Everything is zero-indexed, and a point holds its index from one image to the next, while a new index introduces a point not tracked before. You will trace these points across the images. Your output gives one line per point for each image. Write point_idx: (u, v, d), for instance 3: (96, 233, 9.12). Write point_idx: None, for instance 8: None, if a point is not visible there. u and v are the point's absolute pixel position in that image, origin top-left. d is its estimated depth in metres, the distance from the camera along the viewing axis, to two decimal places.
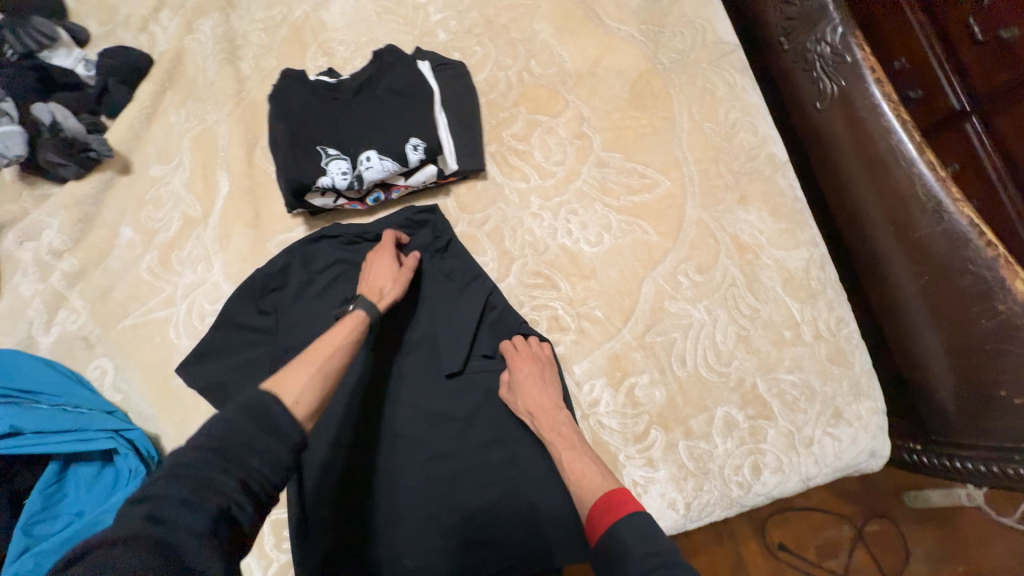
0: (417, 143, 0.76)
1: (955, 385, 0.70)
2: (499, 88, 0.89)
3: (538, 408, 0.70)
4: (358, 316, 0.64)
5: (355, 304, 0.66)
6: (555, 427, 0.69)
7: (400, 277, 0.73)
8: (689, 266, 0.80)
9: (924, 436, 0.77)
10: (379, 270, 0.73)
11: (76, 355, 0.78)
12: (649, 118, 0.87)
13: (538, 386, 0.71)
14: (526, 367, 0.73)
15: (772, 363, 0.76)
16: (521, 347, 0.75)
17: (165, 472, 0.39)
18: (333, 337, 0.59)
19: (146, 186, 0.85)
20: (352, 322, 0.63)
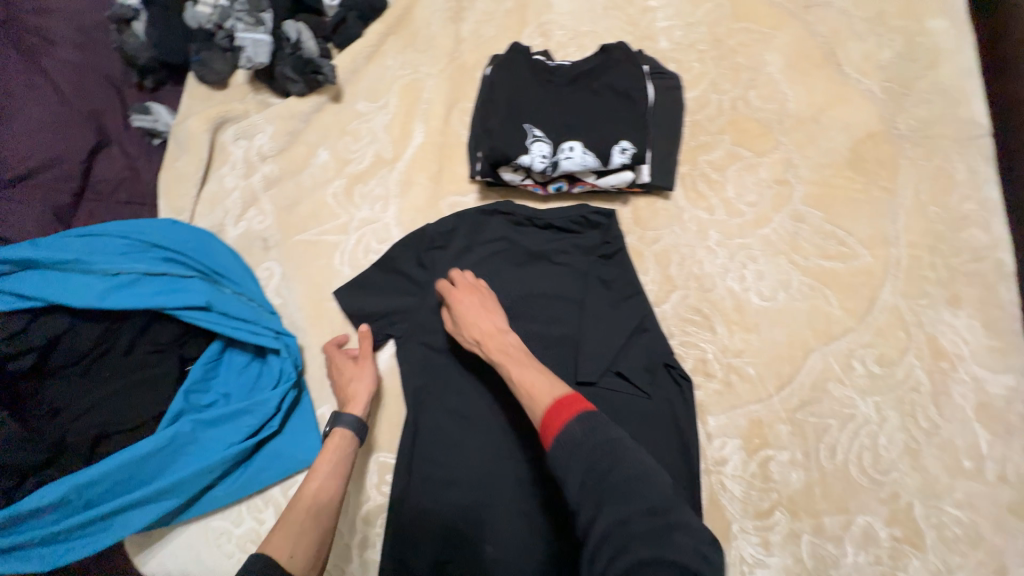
0: (625, 146, 0.74)
1: None
2: (708, 110, 0.85)
3: (484, 329, 0.67)
4: (343, 432, 0.68)
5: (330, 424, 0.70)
6: (501, 346, 0.65)
7: (361, 368, 0.74)
8: (869, 353, 0.73)
9: None
10: (343, 378, 0.74)
11: (253, 253, 0.84)
12: (866, 183, 0.79)
13: (479, 314, 0.69)
14: (466, 299, 0.71)
15: (938, 490, 0.68)
16: (459, 282, 0.73)
17: None
18: (317, 472, 0.64)
19: (351, 118, 0.90)
20: (336, 445, 0.67)
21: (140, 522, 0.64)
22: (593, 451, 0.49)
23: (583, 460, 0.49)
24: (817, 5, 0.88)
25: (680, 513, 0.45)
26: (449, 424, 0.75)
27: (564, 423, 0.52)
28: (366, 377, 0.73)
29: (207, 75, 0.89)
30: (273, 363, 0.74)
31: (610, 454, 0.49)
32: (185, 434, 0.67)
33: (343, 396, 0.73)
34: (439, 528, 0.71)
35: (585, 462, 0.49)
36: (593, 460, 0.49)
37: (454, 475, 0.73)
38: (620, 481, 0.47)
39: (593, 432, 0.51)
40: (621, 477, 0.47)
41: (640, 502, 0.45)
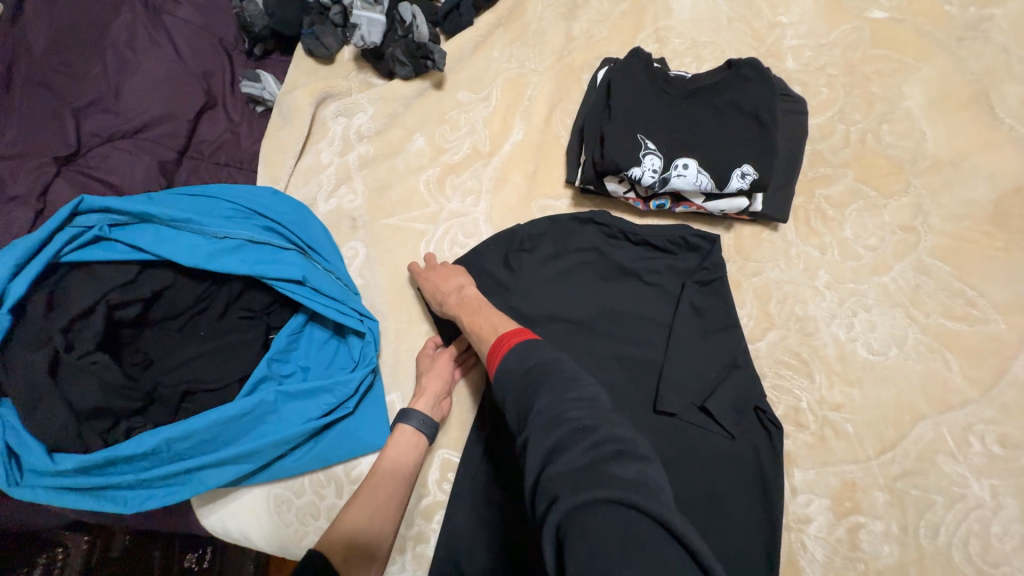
0: (746, 171, 0.70)
1: None
2: (833, 140, 0.78)
3: (458, 290, 0.72)
4: (406, 426, 0.69)
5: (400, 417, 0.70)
6: (460, 301, 0.70)
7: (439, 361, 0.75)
8: (990, 431, 0.66)
9: None
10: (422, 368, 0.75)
11: (341, 230, 0.85)
12: (1006, 243, 0.71)
13: (447, 276, 0.75)
14: (434, 265, 0.77)
15: None
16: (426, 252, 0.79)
17: None
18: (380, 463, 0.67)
19: (451, 106, 0.88)
20: (400, 439, 0.69)
21: (217, 481, 0.65)
22: (528, 387, 0.49)
23: (517, 393, 0.50)
24: (972, 38, 0.80)
25: (611, 434, 0.42)
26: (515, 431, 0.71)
27: (500, 359, 0.56)
28: (438, 373, 0.73)
29: (316, 49, 0.90)
30: (355, 344, 0.74)
31: (537, 380, 0.49)
32: (268, 403, 0.68)
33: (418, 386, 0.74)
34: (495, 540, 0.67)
35: (528, 399, 0.48)
36: (532, 392, 0.49)
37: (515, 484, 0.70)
38: (549, 405, 0.45)
39: (530, 366, 0.52)
40: (548, 401, 0.46)
41: (567, 424, 0.43)
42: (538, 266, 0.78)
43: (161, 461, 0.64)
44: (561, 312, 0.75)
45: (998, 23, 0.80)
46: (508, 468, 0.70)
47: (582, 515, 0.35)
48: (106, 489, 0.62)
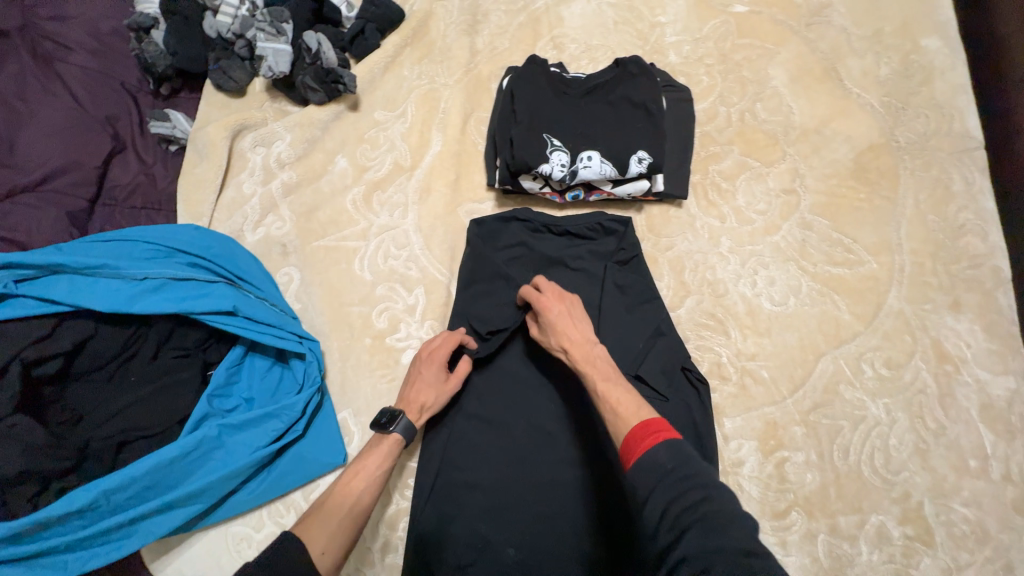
0: (642, 156, 0.77)
1: None
2: (717, 121, 0.87)
3: (580, 339, 0.66)
4: (395, 439, 0.66)
5: (396, 419, 0.67)
6: (589, 357, 0.64)
7: (446, 388, 0.72)
8: (877, 356, 0.75)
9: None
10: (425, 380, 0.72)
11: (272, 258, 0.86)
12: (868, 194, 0.82)
13: (569, 324, 0.68)
14: (555, 307, 0.69)
15: (947, 489, 0.70)
16: (546, 289, 0.71)
17: None
18: (364, 471, 0.63)
19: (369, 126, 0.91)
20: (385, 449, 0.66)
21: (166, 527, 0.63)
22: (676, 480, 0.46)
23: (666, 492, 0.46)
24: (818, 23, 0.92)
25: (772, 562, 0.41)
26: (471, 429, 0.76)
27: (648, 449, 0.50)
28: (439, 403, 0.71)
29: (226, 83, 0.90)
30: (297, 367, 0.75)
31: (686, 483, 0.46)
32: (212, 438, 0.67)
33: (410, 397, 0.71)
34: (462, 536, 0.72)
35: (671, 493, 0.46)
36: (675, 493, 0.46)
37: (478, 478, 0.74)
38: (707, 517, 0.43)
39: (683, 469, 0.47)
40: (697, 506, 0.44)
41: (731, 544, 0.41)
42: (482, 259, 0.79)
43: (103, 516, 0.62)
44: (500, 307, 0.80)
45: (836, 8, 0.92)
46: (468, 465, 0.75)
47: None
48: (42, 556, 0.60)
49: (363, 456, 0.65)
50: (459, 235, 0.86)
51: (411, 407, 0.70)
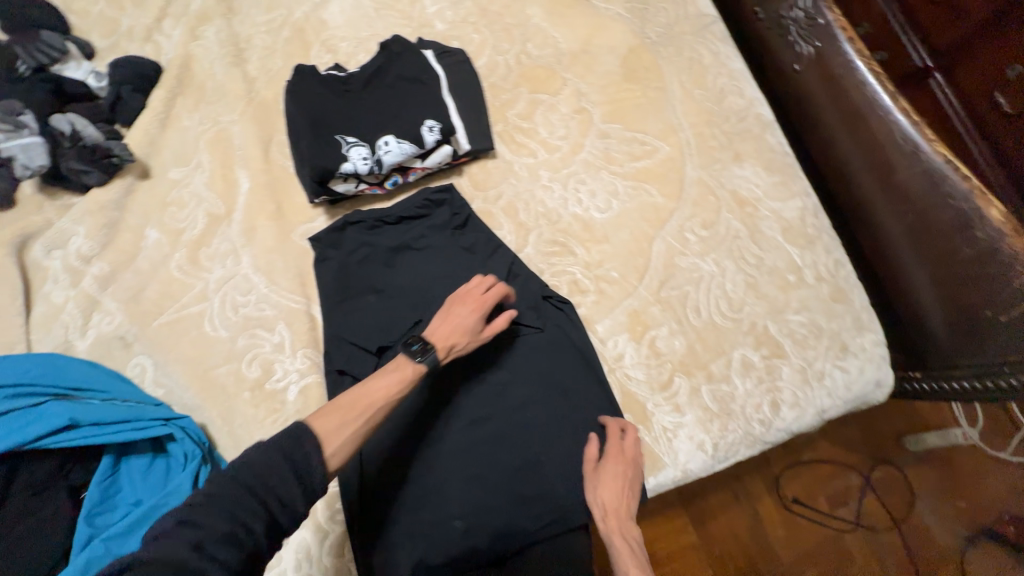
0: (432, 124, 0.81)
1: (931, 275, 0.82)
2: (498, 71, 0.93)
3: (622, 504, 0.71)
4: (418, 369, 0.66)
5: (425, 350, 0.67)
6: (624, 536, 0.69)
7: (473, 342, 0.72)
8: (694, 223, 0.86)
9: (972, 317, 0.78)
10: (462, 318, 0.72)
11: (114, 355, 0.80)
12: (642, 89, 0.92)
13: (619, 489, 0.71)
14: (615, 466, 0.72)
15: (781, 306, 0.82)
16: (617, 442, 0.74)
17: (203, 500, 0.48)
18: (377, 388, 0.63)
19: (168, 188, 0.87)
20: (404, 373, 0.65)
21: None
22: None
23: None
24: None
25: None
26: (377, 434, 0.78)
27: None
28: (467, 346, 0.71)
29: None
30: (175, 450, 0.71)
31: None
32: (100, 557, 0.62)
33: (440, 330, 0.71)
34: (404, 531, 0.73)
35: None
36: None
37: (401, 474, 0.76)
38: None
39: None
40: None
41: None
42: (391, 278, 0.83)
43: None
44: (367, 310, 0.82)
45: None
46: (388, 466, 0.76)
47: None
48: None
49: (382, 372, 0.65)
50: (300, 259, 0.85)
51: (441, 343, 0.69)
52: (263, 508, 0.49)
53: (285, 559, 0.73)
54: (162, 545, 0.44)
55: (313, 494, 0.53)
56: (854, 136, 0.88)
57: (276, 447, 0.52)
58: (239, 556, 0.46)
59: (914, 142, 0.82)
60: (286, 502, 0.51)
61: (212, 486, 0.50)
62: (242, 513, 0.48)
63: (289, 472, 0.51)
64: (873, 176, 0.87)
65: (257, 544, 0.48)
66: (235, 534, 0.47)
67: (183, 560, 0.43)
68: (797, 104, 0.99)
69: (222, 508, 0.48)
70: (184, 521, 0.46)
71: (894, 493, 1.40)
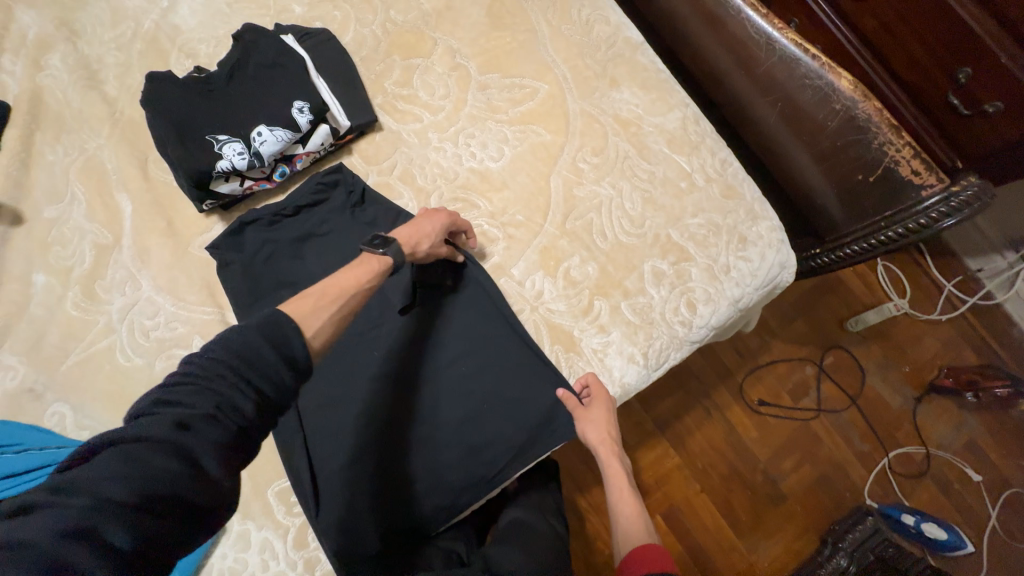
0: (301, 106, 0.80)
1: (809, 153, 0.88)
2: (367, 44, 0.92)
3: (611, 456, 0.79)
4: (384, 261, 0.66)
5: (388, 244, 0.68)
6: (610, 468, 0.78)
7: (438, 245, 0.75)
8: (585, 152, 0.88)
9: (849, 182, 0.85)
10: (423, 222, 0.75)
11: (26, 409, 0.77)
12: (512, 34, 0.93)
13: (602, 428, 0.77)
14: (595, 409, 0.77)
15: (679, 214, 0.86)
16: (594, 389, 0.78)
17: (184, 378, 0.47)
18: (355, 274, 0.63)
19: (46, 228, 0.83)
20: (377, 262, 0.66)
21: None
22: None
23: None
24: None
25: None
26: (318, 420, 0.77)
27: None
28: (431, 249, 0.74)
29: None
30: None
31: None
32: None
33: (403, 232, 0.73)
34: (365, 508, 0.73)
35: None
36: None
37: (348, 454, 0.74)
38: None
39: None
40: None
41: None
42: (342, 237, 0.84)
43: None
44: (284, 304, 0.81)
45: None
46: (336, 449, 0.75)
47: None
48: None
49: (358, 262, 0.65)
50: (204, 270, 0.83)
51: (404, 242, 0.71)
52: (246, 386, 0.47)
53: (250, 563, 0.73)
54: (144, 423, 0.43)
55: (298, 369, 0.50)
56: (718, 38, 0.92)
57: (253, 335, 0.49)
58: (228, 430, 0.45)
59: (767, 34, 0.87)
60: (268, 375, 0.48)
61: (189, 365, 0.47)
62: (223, 391, 0.46)
63: (268, 351, 0.49)
64: (742, 73, 0.92)
65: (245, 418, 0.47)
66: (215, 413, 0.45)
67: (166, 434, 0.43)
68: (665, 21, 1.02)
69: (200, 390, 0.46)
70: (164, 399, 0.45)
71: (848, 375, 1.48)
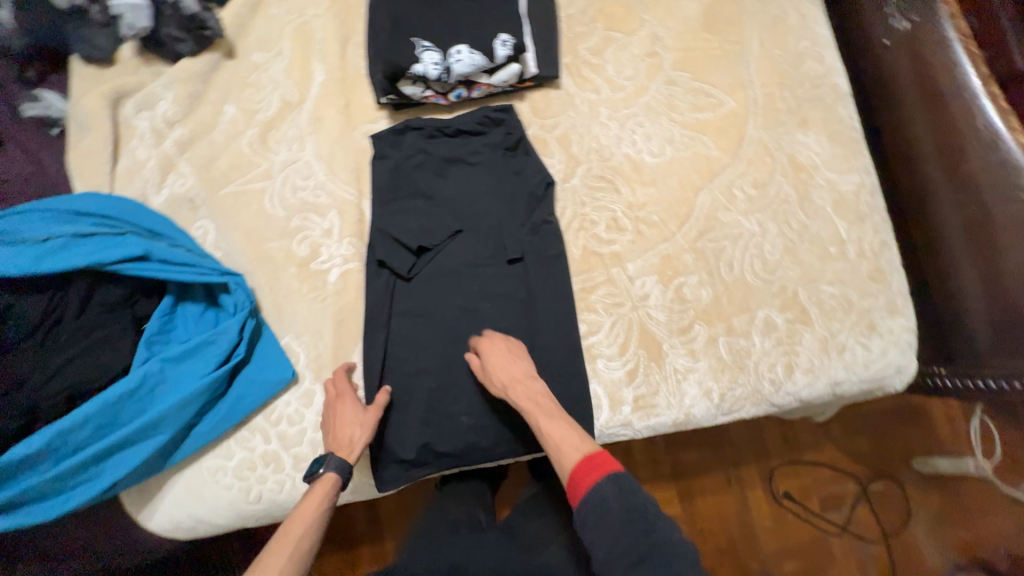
0: (505, 40, 0.84)
1: (976, 271, 0.81)
2: (577, 3, 0.93)
3: (526, 378, 0.74)
4: (327, 483, 0.70)
5: (324, 464, 0.71)
6: (530, 395, 0.72)
7: (367, 419, 0.74)
8: (745, 180, 0.85)
9: (1011, 317, 0.77)
10: (341, 415, 0.74)
11: (182, 215, 0.87)
12: (719, 41, 0.91)
13: (509, 360, 0.75)
14: (497, 345, 0.77)
15: (816, 275, 0.82)
16: (492, 333, 0.79)
17: None
18: (301, 516, 0.67)
19: (249, 70, 0.92)
20: (322, 490, 0.69)
21: (77, 500, 0.68)
22: (632, 529, 0.58)
23: (620, 542, 0.58)
24: None
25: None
26: (403, 324, 0.83)
27: (591, 489, 0.62)
28: (355, 423, 0.73)
29: (92, 53, 0.90)
30: (227, 300, 0.78)
31: (633, 519, 0.59)
32: (155, 374, 0.71)
33: (334, 438, 0.74)
34: (418, 416, 0.80)
35: (650, 539, 0.58)
36: (626, 526, 0.59)
37: (421, 364, 0.82)
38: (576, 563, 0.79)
39: (675, 557, 0.57)
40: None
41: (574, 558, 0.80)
42: (472, 183, 0.87)
43: (68, 457, 0.68)
44: (413, 212, 0.86)
45: None
46: (412, 354, 0.82)
47: None
48: (25, 504, 0.66)
49: (307, 495, 0.70)
50: (359, 155, 0.90)
51: (342, 446, 0.72)
52: None
53: (306, 420, 0.79)
54: None
55: None
56: (931, 117, 0.85)
57: None
58: None
59: (997, 130, 0.78)
60: None
61: None
62: None
63: None
64: (941, 162, 0.85)
65: None
66: None
67: None
68: (880, 80, 0.94)
69: None
70: None
71: (888, 509, 1.37)
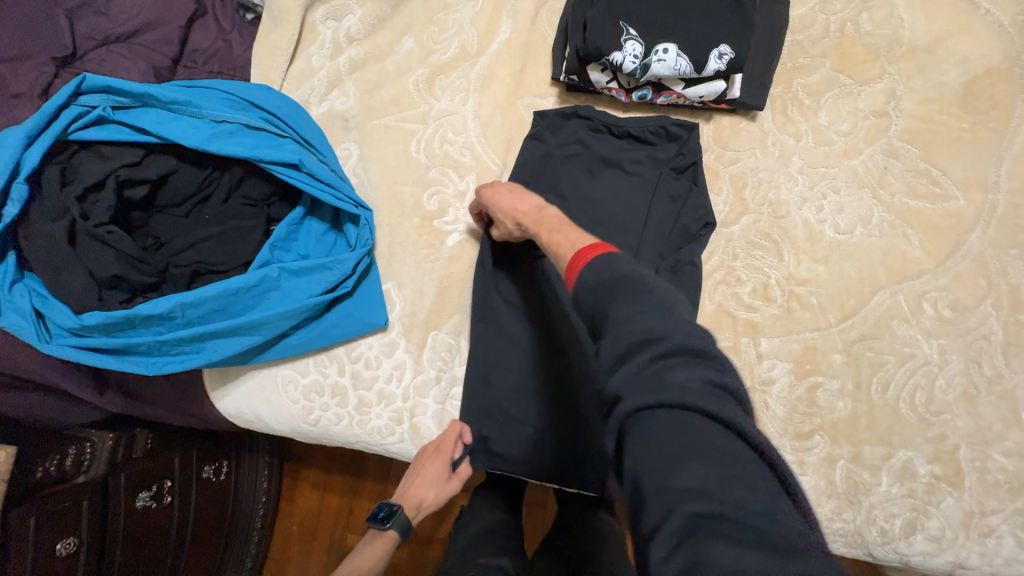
0: (723, 52, 0.73)
1: None
2: (812, 31, 0.80)
3: (538, 206, 0.70)
4: (388, 536, 0.75)
5: (391, 516, 0.75)
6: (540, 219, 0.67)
7: (444, 487, 0.76)
8: (942, 296, 0.71)
9: None
10: (427, 473, 0.75)
11: (334, 132, 0.88)
12: (972, 124, 0.75)
13: (515, 198, 0.72)
14: (506, 186, 0.74)
15: (989, 437, 0.68)
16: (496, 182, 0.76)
17: None
18: (358, 562, 0.73)
19: (439, 7, 0.89)
20: (382, 543, 0.74)
21: (176, 367, 0.71)
22: (599, 300, 0.48)
23: (589, 300, 0.49)
24: None
25: None
26: (503, 312, 0.79)
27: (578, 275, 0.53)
28: (432, 484, 0.76)
29: None
30: (351, 231, 0.79)
31: (615, 289, 0.48)
32: (272, 280, 0.73)
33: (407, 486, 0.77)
34: (484, 408, 0.77)
35: (625, 304, 0.46)
36: (604, 298, 0.48)
37: (506, 359, 0.78)
38: None
39: (657, 319, 0.44)
40: (681, 366, 0.41)
41: None
42: (624, 192, 0.80)
43: (178, 328, 0.71)
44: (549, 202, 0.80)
45: None
46: (499, 344, 0.78)
47: (641, 420, 0.39)
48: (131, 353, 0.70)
49: (369, 542, 0.75)
50: (516, 127, 0.85)
51: (411, 503, 0.76)
52: None
53: (382, 368, 0.79)
54: None
55: None
56: None
57: None
58: None
59: None
60: None
61: None
62: None
63: None
64: None
65: None
66: None
67: None
68: None
69: None
70: None
71: None
